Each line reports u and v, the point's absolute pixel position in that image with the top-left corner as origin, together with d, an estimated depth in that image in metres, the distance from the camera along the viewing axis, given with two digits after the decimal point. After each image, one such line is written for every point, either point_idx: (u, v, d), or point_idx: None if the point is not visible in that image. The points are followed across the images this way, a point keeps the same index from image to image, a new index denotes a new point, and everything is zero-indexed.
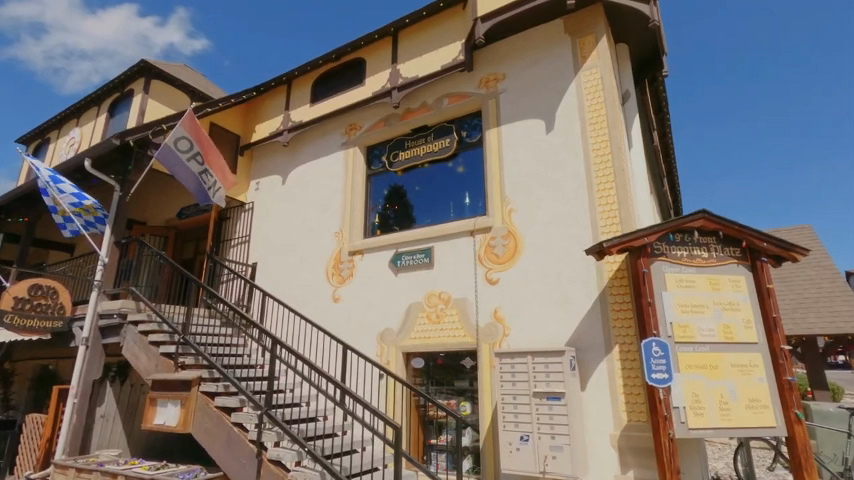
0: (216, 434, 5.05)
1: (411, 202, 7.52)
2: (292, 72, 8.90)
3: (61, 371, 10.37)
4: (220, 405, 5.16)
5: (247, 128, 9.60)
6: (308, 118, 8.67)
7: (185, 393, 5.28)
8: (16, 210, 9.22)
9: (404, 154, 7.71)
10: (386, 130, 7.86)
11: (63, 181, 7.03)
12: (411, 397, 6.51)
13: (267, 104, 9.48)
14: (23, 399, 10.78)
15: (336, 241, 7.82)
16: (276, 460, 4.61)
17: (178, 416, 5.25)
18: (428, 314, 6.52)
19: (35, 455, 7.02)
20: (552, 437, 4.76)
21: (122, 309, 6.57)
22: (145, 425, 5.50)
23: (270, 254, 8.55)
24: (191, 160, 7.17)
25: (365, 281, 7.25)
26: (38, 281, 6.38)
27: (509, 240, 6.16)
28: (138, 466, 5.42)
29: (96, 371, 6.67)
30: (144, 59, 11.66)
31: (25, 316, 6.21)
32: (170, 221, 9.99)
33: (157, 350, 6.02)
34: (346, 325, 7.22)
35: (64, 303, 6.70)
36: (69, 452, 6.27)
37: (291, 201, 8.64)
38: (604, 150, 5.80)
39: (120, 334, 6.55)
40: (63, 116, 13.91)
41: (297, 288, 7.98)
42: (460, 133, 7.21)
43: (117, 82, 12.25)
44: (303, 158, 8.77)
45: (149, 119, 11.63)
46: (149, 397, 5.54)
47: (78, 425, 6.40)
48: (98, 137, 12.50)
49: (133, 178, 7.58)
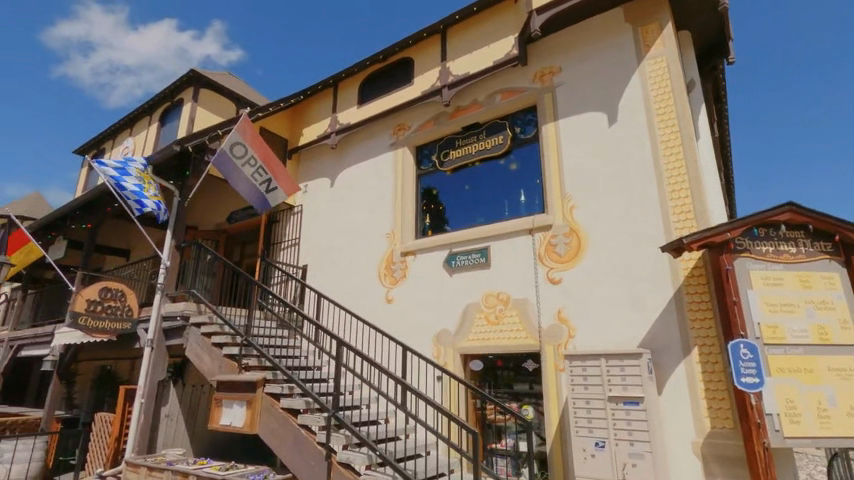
0: (283, 435, 5.05)
1: (463, 201, 7.38)
2: (339, 75, 8.94)
3: (120, 372, 10.74)
4: (286, 406, 5.17)
5: (294, 132, 9.72)
6: (355, 120, 8.67)
7: (251, 394, 5.31)
8: (79, 217, 9.61)
9: (455, 153, 7.58)
10: (435, 129, 7.75)
11: (126, 185, 6.90)
12: (470, 399, 6.35)
13: (313, 108, 9.57)
14: (85, 399, 11.19)
15: (388, 242, 7.77)
16: (346, 463, 4.56)
17: (244, 416, 5.29)
18: (486, 315, 6.37)
19: (105, 453, 7.33)
20: (630, 444, 4.53)
21: (185, 311, 6.73)
22: (212, 425, 5.56)
23: (321, 256, 8.59)
24: (245, 166, 7.22)
25: (418, 283, 7.16)
26: (106, 284, 6.61)
27: (572, 238, 5.94)
28: (208, 466, 5.49)
29: (161, 371, 6.83)
30: (193, 69, 12.02)
31: (97, 318, 6.45)
32: (221, 224, 10.22)
33: (220, 350, 6.11)
34: (400, 326, 7.15)
35: (131, 305, 6.95)
36: (139, 450, 6.42)
37: (340, 202, 8.67)
38: (674, 141, 5.52)
39: (183, 336, 6.68)
40: (117, 126, 14.50)
41: (349, 289, 7.98)
42: (513, 129, 7.03)
43: (167, 92, 12.67)
44: (351, 160, 8.78)
45: (198, 126, 11.97)
46: (216, 398, 5.61)
47: (145, 425, 6.54)
48: (150, 145, 12.96)
49: (191, 183, 7.88)
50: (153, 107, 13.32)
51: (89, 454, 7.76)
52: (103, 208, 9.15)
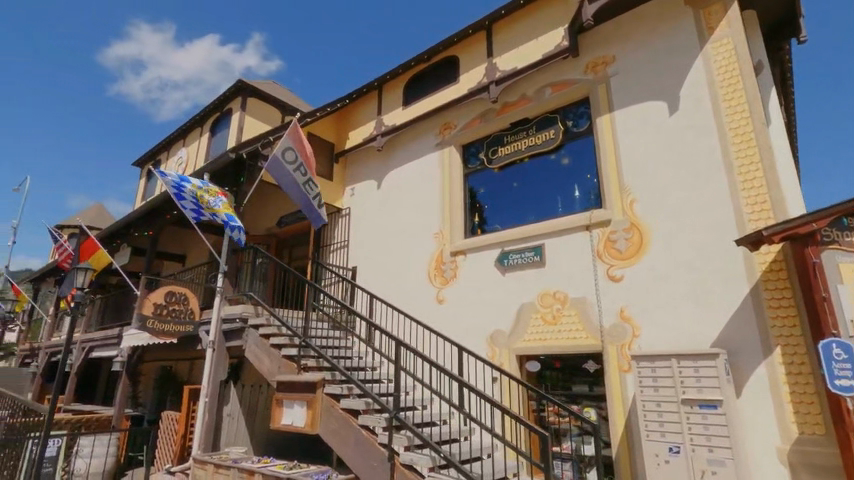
0: (344, 435, 5.08)
1: (513, 199, 7.22)
2: (383, 77, 8.99)
3: (179, 372, 11.19)
4: (346, 407, 5.21)
5: (340, 136, 9.87)
6: (401, 121, 8.68)
7: (311, 395, 5.36)
8: (141, 225, 10.11)
9: (504, 150, 7.43)
10: (483, 126, 7.63)
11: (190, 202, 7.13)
12: (528, 400, 6.18)
13: (359, 111, 9.68)
14: (149, 398, 11.75)
15: (437, 242, 7.71)
16: (408, 465, 4.57)
17: (305, 417, 5.36)
18: (542, 315, 6.20)
19: (173, 449, 7.67)
20: (709, 450, 4.26)
21: (244, 313, 6.94)
22: (274, 425, 5.65)
23: (370, 257, 8.66)
24: (296, 171, 7.30)
25: (470, 283, 7.07)
26: (171, 288, 6.89)
27: (633, 233, 5.68)
28: (273, 465, 5.59)
29: (222, 372, 7.06)
30: (240, 79, 12.43)
31: (163, 321, 6.72)
32: (272, 228, 10.49)
33: (279, 352, 6.24)
34: (452, 326, 7.07)
35: (193, 309, 7.23)
36: (203, 449, 6.61)
37: (388, 204, 8.70)
38: (744, 128, 5.17)
39: (243, 338, 6.87)
40: (171, 138, 15.22)
41: (399, 290, 7.99)
42: (565, 123, 6.82)
43: (217, 103, 13.18)
44: (397, 161, 8.81)
45: (247, 134, 12.36)
46: (276, 398, 5.70)
47: (209, 424, 6.77)
48: (202, 155, 13.51)
49: (246, 188, 8.17)
50: (204, 118, 13.89)
51: (158, 451, 8.13)
52: (163, 216, 9.58)
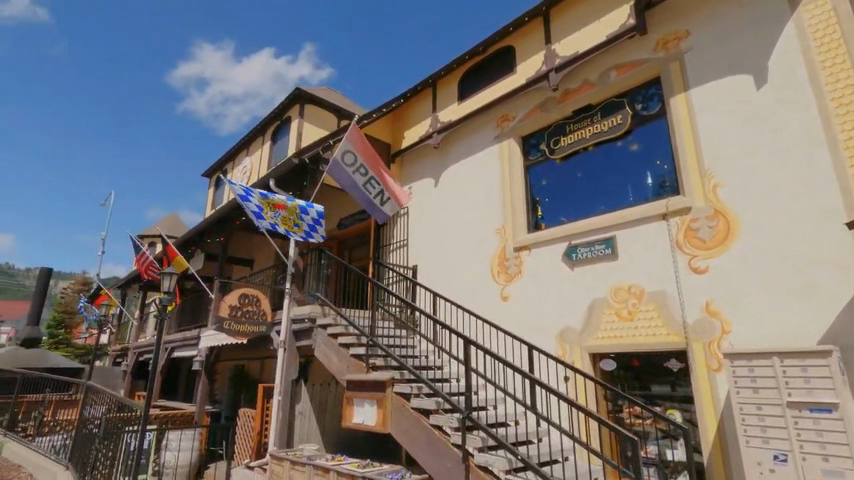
0: (416, 435, 5.04)
1: (579, 190, 6.90)
2: (437, 74, 8.92)
3: (251, 371, 11.73)
4: (416, 406, 5.19)
5: (396, 137, 9.92)
6: (457, 116, 8.57)
7: (381, 394, 5.36)
8: (213, 232, 10.68)
9: (566, 139, 7.11)
10: (543, 116, 7.34)
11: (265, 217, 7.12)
12: (604, 401, 5.85)
13: (414, 110, 9.68)
14: (224, 395, 12.43)
15: (499, 238, 7.53)
16: (483, 465, 4.45)
17: (376, 416, 5.36)
18: (616, 311, 5.86)
19: (250, 445, 8.04)
20: (823, 459, 3.80)
21: (312, 314, 7.12)
22: (345, 423, 5.70)
23: (431, 255, 8.61)
24: (357, 172, 7.40)
25: (536, 279, 6.83)
26: (244, 290, 7.19)
27: (717, 221, 5.22)
28: (347, 463, 5.66)
29: (293, 371, 7.26)
30: (298, 87, 12.84)
31: (238, 322, 7.02)
32: (333, 231, 10.75)
33: (347, 351, 6.33)
34: (519, 324, 6.86)
35: (264, 310, 7.52)
36: (278, 445, 6.85)
37: (446, 201, 8.62)
38: (850, 96, 4.58)
39: (312, 337, 7.05)
40: (236, 148, 16.04)
41: (462, 288, 7.88)
42: (633, 107, 6.41)
43: (277, 112, 13.71)
44: (454, 157, 8.70)
45: (305, 140, 12.76)
46: (347, 397, 5.77)
47: (283, 422, 6.97)
48: (264, 163, 14.11)
49: (309, 192, 8.44)
50: (265, 127, 14.50)
51: (236, 447, 8.55)
52: (232, 222, 10.05)
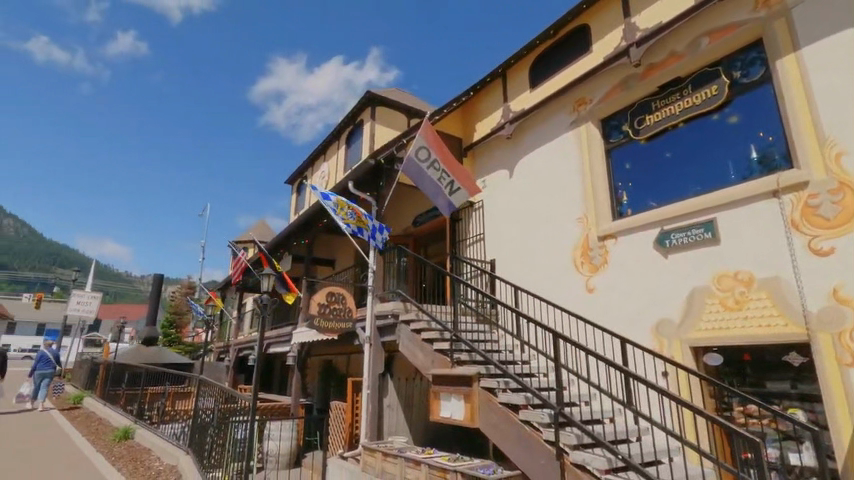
0: (505, 430, 4.96)
1: (669, 171, 6.40)
2: (507, 62, 8.76)
3: (338, 365, 12.29)
4: (505, 401, 5.12)
5: (467, 131, 9.85)
6: (530, 104, 8.33)
7: (467, 389, 5.33)
8: (298, 235, 11.32)
9: (652, 117, 6.61)
10: (625, 95, 6.90)
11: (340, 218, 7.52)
12: (711, 398, 5.38)
13: (484, 102, 9.55)
14: (315, 389, 13.17)
15: (581, 227, 7.19)
16: (580, 464, 4.29)
17: (463, 410, 5.35)
18: (721, 300, 5.36)
19: (343, 435, 8.46)
20: None
21: (395, 310, 7.31)
22: (433, 417, 5.74)
23: (508, 248, 8.47)
24: (430, 168, 7.44)
25: (625, 268, 6.44)
26: (330, 289, 7.52)
27: (842, 195, 4.58)
28: (437, 457, 5.71)
29: (380, 366, 7.56)
30: (369, 91, 13.22)
31: (326, 318, 7.42)
32: (408, 229, 10.97)
33: (432, 346, 6.41)
34: (608, 316, 6.52)
35: (350, 307, 7.82)
36: (370, 436, 7.19)
37: (522, 192, 8.40)
38: None
39: (396, 333, 7.24)
40: (314, 155, 16.89)
41: (543, 280, 7.65)
42: (731, 75, 5.79)
43: (350, 116, 14.23)
44: (529, 147, 8.44)
45: (378, 142, 13.11)
46: (433, 391, 5.80)
47: (372, 414, 7.29)
48: (340, 166, 14.71)
49: (385, 192, 8.64)
50: (340, 132, 15.11)
51: (330, 437, 9.01)
52: (315, 225, 10.61)
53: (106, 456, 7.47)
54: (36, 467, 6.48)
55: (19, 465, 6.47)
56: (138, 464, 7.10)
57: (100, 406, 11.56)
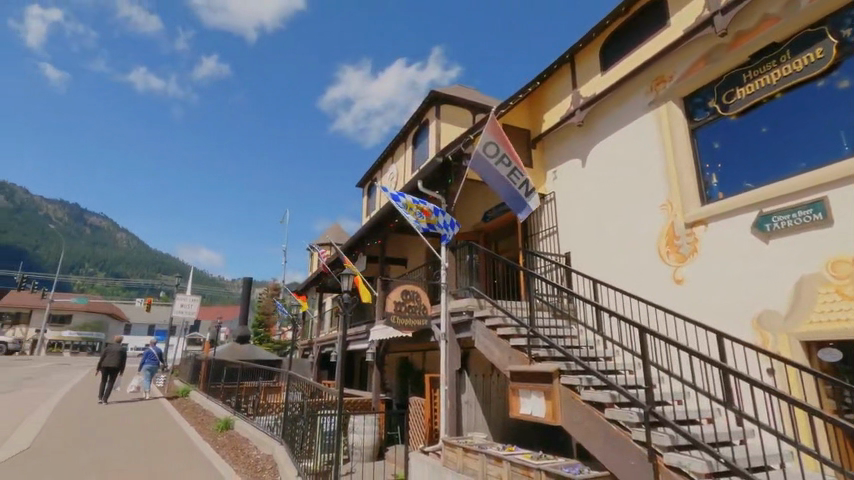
0: (591, 429, 4.78)
1: (765, 148, 5.79)
2: (576, 46, 8.48)
3: (414, 362, 12.54)
4: (589, 399, 4.96)
5: (535, 122, 9.58)
6: (602, 88, 7.95)
7: (548, 386, 5.11)
8: (371, 236, 11.68)
9: (744, 90, 6.00)
10: (710, 69, 6.35)
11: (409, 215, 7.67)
12: (829, 398, 4.80)
13: (552, 90, 9.27)
14: (393, 384, 13.52)
15: (665, 215, 6.73)
16: (676, 467, 4.02)
17: (545, 408, 5.15)
18: (837, 288, 4.77)
19: (424, 431, 8.64)
20: None
21: (469, 306, 7.31)
22: (513, 414, 5.53)
23: (583, 239, 8.14)
24: (499, 163, 7.32)
25: (718, 256, 5.93)
26: (405, 287, 7.68)
27: None
28: (520, 455, 5.60)
29: (456, 362, 7.57)
30: (433, 90, 13.31)
31: (402, 316, 7.57)
32: (478, 225, 10.95)
33: (508, 342, 6.35)
34: (699, 309, 6.06)
35: (425, 304, 7.93)
36: (450, 432, 7.20)
37: (597, 181, 8.01)
38: None
39: (471, 329, 7.22)
40: (382, 157, 17.35)
41: (624, 272, 7.26)
42: (839, 34, 5.11)
43: (415, 117, 14.43)
44: (603, 133, 8.04)
45: (443, 140, 13.18)
46: (512, 388, 5.59)
47: (452, 409, 7.30)
48: (408, 166, 14.97)
49: (454, 189, 8.64)
50: (406, 133, 15.38)
51: (411, 432, 9.21)
52: (386, 226, 10.90)
53: (212, 445, 8.20)
54: (156, 453, 7.28)
55: (143, 451, 7.30)
56: (239, 452, 7.73)
57: (204, 399, 12.72)
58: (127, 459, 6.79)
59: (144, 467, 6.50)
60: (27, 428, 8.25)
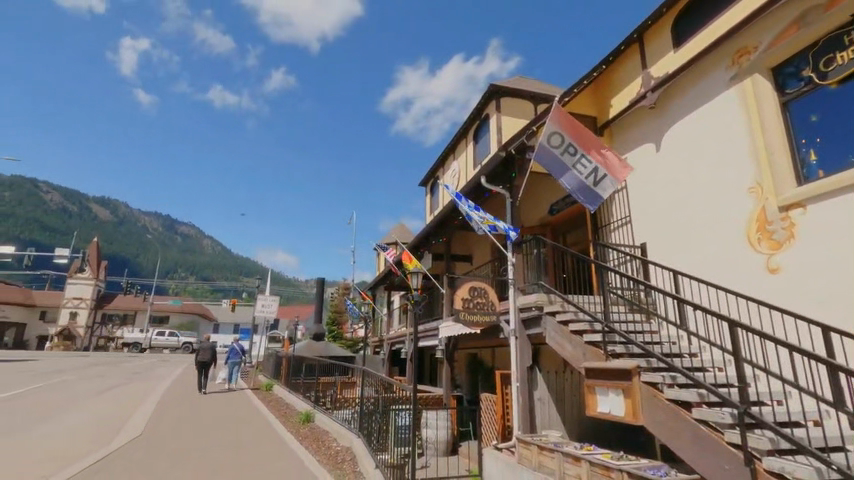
0: (677, 430, 4.51)
1: None
2: (643, 24, 8.06)
3: (484, 359, 12.51)
4: (674, 397, 4.68)
5: (601, 107, 9.16)
6: (675, 67, 7.45)
7: (626, 383, 4.80)
8: (436, 234, 11.80)
9: (845, 54, 5.32)
10: (803, 34, 5.72)
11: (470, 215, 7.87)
12: None
13: (618, 73, 8.84)
14: (464, 381, 13.57)
15: (755, 199, 6.17)
16: (778, 473, 3.69)
17: (624, 406, 4.83)
18: None
19: (496, 427, 8.61)
20: None
21: (538, 302, 7.16)
22: (590, 413, 5.29)
23: (661, 229, 7.67)
24: (565, 153, 7.12)
25: (821, 241, 5.32)
26: (473, 283, 7.67)
27: None
28: (599, 455, 5.41)
29: (527, 358, 7.45)
30: (492, 84, 13.17)
31: (471, 313, 7.57)
32: (544, 219, 10.70)
33: (582, 338, 6.13)
34: (799, 300, 5.49)
35: (493, 301, 7.87)
36: (524, 430, 7.10)
37: (675, 166, 7.50)
38: None
39: (541, 325, 7.06)
40: (444, 155, 17.45)
41: (709, 263, 6.75)
42: None
43: (475, 112, 14.35)
44: (678, 114, 7.51)
45: (505, 133, 12.99)
46: (587, 385, 5.35)
47: (524, 407, 7.18)
48: (470, 162, 14.94)
49: (518, 183, 8.49)
50: (467, 129, 15.34)
51: (483, 428, 9.21)
52: (450, 224, 10.96)
53: (295, 436, 8.73)
54: (247, 442, 7.85)
55: (235, 440, 7.91)
56: (320, 444, 8.17)
57: (286, 393, 13.54)
58: (222, 448, 7.39)
59: (237, 455, 7.03)
60: (138, 418, 9.26)
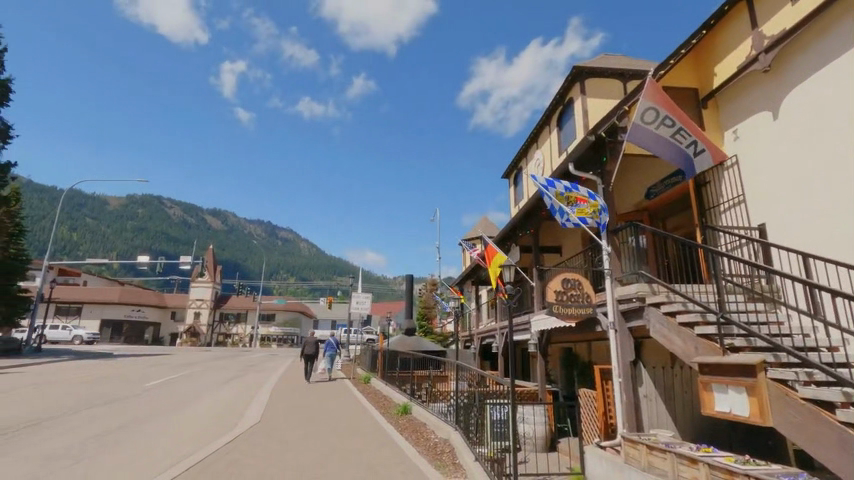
0: (818, 433, 3.98)
1: None
2: None
3: (580, 353, 12.02)
4: (810, 397, 4.14)
5: (704, 77, 8.31)
6: (793, 23, 6.54)
7: (750, 380, 4.29)
8: (523, 225, 11.53)
9: None
10: None
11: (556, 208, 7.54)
12: None
13: (722, 37, 7.96)
14: (559, 375, 13.18)
15: None
16: None
17: (749, 405, 4.31)
18: None
19: (598, 425, 8.30)
20: None
21: (639, 292, 6.70)
22: (707, 412, 4.83)
23: (783, 206, 6.79)
24: (660, 127, 6.58)
25: None
26: (566, 275, 7.38)
27: None
28: (721, 458, 4.94)
29: (629, 352, 7.03)
30: (575, 65, 12.52)
31: (565, 305, 7.30)
32: (640, 203, 9.99)
33: (693, 331, 5.64)
34: None
35: (588, 293, 7.52)
36: (629, 428, 6.68)
37: (797, 133, 6.58)
38: None
39: (644, 317, 6.59)
40: (527, 143, 16.96)
41: (848, 243, 5.85)
42: None
43: (558, 97, 13.75)
44: (800, 75, 6.59)
45: (592, 116, 12.30)
46: (702, 382, 4.94)
47: (629, 403, 6.76)
48: (555, 150, 14.37)
49: (610, 167, 7.97)
50: (550, 115, 14.76)
51: (583, 424, 8.88)
52: (537, 215, 10.65)
53: (395, 427, 9.09)
54: (350, 431, 8.33)
55: (341, 429, 8.44)
56: (419, 435, 8.43)
57: (382, 385, 14.14)
58: (329, 436, 7.90)
59: (342, 444, 7.45)
60: (256, 406, 10.23)
